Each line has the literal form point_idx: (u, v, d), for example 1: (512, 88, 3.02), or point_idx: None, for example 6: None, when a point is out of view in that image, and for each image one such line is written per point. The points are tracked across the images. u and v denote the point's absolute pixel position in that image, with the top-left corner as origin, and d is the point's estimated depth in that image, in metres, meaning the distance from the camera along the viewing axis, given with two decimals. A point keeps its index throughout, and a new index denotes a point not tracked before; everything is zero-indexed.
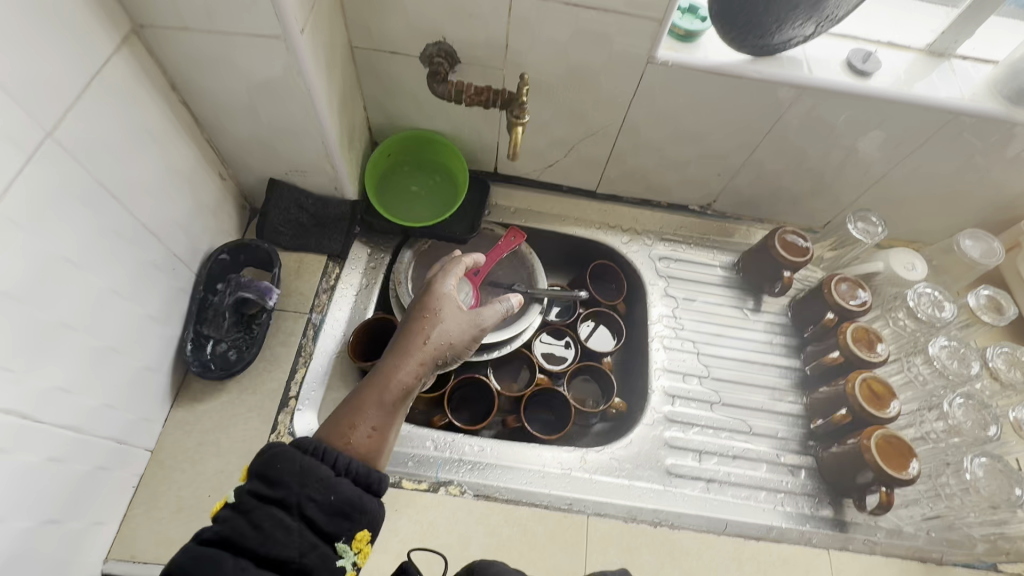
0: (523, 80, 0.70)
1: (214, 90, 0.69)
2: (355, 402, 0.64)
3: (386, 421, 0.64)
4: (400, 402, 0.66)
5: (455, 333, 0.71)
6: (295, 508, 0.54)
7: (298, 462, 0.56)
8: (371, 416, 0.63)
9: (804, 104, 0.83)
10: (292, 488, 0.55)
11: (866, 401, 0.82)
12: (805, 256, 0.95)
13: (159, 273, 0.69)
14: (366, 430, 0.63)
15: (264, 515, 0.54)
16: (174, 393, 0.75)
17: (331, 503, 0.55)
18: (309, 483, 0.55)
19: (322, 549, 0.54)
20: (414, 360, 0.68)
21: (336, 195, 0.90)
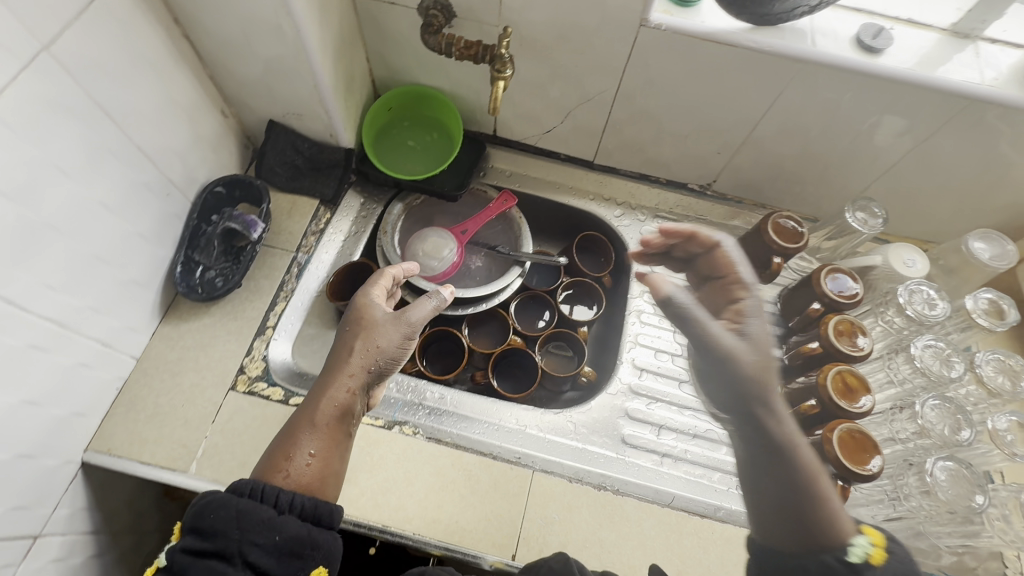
0: (505, 31, 0.74)
1: (212, 26, 0.73)
2: (287, 435, 0.66)
3: (324, 445, 0.66)
4: (336, 421, 0.68)
5: (387, 342, 0.73)
6: (238, 557, 0.55)
7: (233, 507, 0.57)
8: (308, 444, 0.66)
9: (807, 80, 0.79)
10: (232, 535, 0.55)
11: (839, 397, 0.79)
12: (798, 243, 0.92)
13: (151, 195, 0.74)
14: (306, 459, 0.65)
15: (203, 570, 0.54)
16: (164, 311, 0.81)
17: (275, 543, 0.56)
18: (249, 527, 0.56)
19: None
20: (347, 378, 0.70)
21: (331, 142, 0.93)
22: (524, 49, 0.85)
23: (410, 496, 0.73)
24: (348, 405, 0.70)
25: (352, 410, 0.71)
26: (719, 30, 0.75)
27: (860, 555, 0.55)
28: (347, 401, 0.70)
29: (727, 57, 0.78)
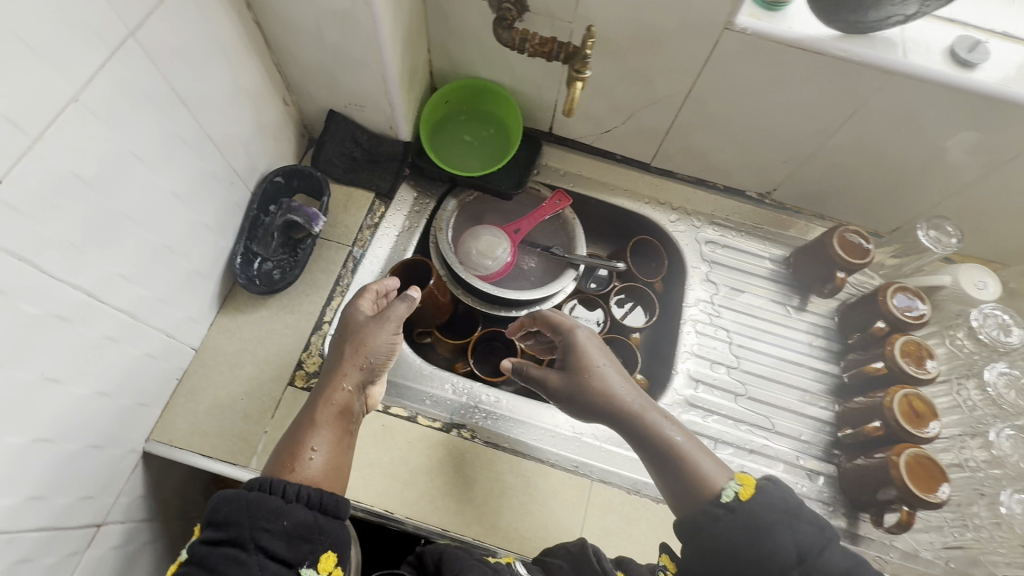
0: (589, 32, 0.68)
1: (285, 13, 0.70)
2: (289, 440, 0.65)
3: (327, 441, 0.65)
4: (337, 418, 0.67)
5: (375, 337, 0.72)
6: (250, 543, 0.54)
7: (241, 498, 0.56)
8: (311, 440, 0.64)
9: (892, 93, 0.77)
10: (243, 523, 0.54)
11: (907, 422, 0.77)
12: (864, 258, 0.89)
13: (218, 184, 0.73)
14: (310, 456, 0.63)
15: (217, 558, 0.53)
16: (222, 301, 0.81)
17: (285, 529, 0.55)
18: (257, 515, 0.55)
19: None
20: (342, 378, 0.70)
21: (390, 134, 0.91)
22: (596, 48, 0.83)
23: (468, 501, 0.73)
24: (347, 403, 0.69)
25: (350, 408, 0.69)
26: (809, 36, 0.72)
27: (729, 496, 0.61)
28: (345, 399, 0.69)
29: (811, 65, 0.75)
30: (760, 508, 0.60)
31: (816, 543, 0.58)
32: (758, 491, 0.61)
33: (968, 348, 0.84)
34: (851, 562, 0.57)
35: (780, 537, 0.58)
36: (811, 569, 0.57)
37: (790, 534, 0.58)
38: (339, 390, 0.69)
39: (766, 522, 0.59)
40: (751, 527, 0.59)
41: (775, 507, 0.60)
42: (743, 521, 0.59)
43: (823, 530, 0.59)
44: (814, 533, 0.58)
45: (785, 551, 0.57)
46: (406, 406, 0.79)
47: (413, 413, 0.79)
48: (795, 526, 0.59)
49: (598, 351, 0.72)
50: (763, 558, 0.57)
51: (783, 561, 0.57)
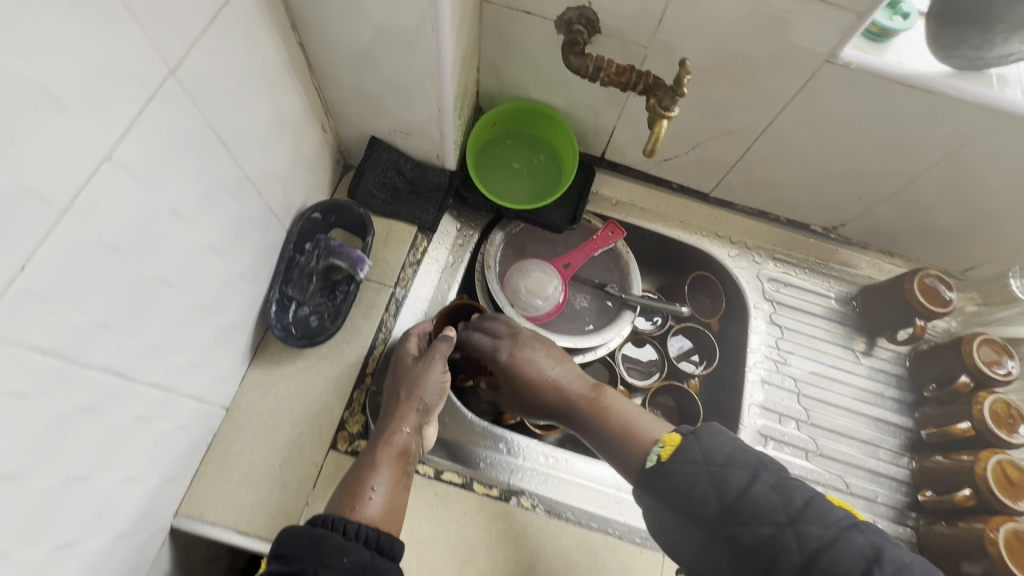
0: (683, 68, 0.59)
1: (334, 35, 0.62)
2: (350, 482, 0.63)
3: (389, 481, 0.63)
4: (396, 458, 0.65)
5: (426, 376, 0.72)
6: None
7: (307, 533, 0.55)
8: (370, 479, 0.62)
9: (1002, 136, 0.70)
10: (304, 560, 0.54)
11: (1004, 493, 0.70)
12: (945, 307, 0.82)
13: (254, 228, 0.65)
14: (370, 495, 0.61)
15: None
16: (254, 353, 0.73)
17: (345, 565, 0.54)
18: (321, 551, 0.54)
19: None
20: (399, 419, 0.68)
21: (435, 163, 0.83)
22: (671, 75, 0.75)
23: None
24: (404, 444, 0.67)
25: (409, 449, 0.67)
26: (920, 73, 0.65)
27: (652, 459, 0.62)
28: (403, 440, 0.67)
29: (916, 104, 0.68)
30: (678, 465, 0.60)
31: (736, 484, 0.57)
32: (680, 446, 0.61)
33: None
34: (777, 497, 0.55)
35: (699, 486, 0.58)
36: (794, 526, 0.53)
37: (708, 481, 0.58)
38: (397, 432, 0.67)
39: (685, 479, 0.59)
40: (678, 485, 0.59)
41: (693, 461, 0.60)
42: (670, 484, 0.60)
43: (750, 469, 0.58)
44: (737, 474, 0.57)
45: (716, 491, 0.57)
46: (459, 470, 0.72)
47: (467, 479, 0.72)
48: (714, 473, 0.58)
49: (542, 355, 0.77)
50: (693, 501, 0.58)
51: (728, 505, 0.56)
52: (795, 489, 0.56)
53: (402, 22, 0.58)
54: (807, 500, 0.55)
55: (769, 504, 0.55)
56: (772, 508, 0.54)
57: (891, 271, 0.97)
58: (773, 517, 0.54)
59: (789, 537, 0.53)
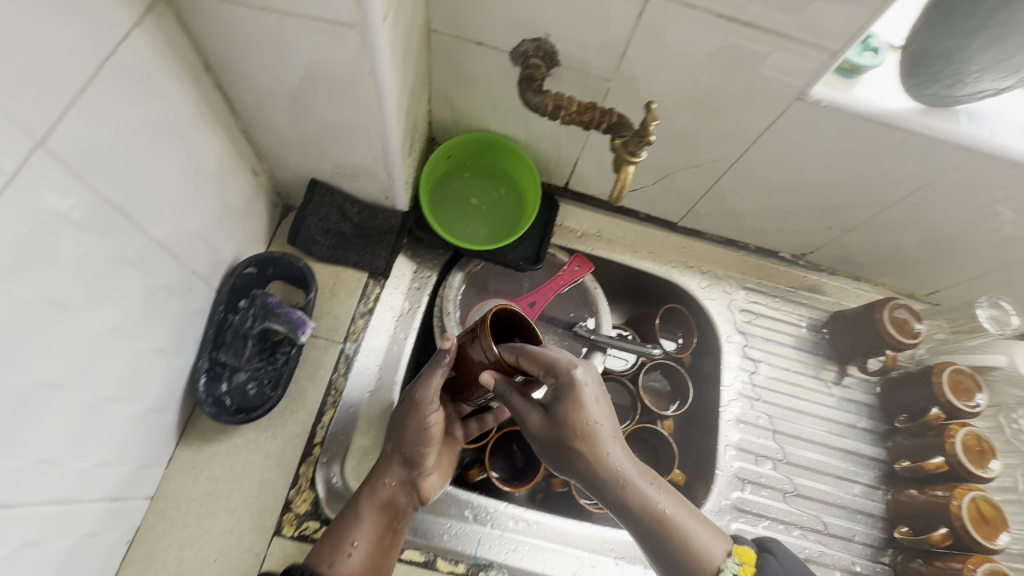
0: (652, 114, 0.54)
1: (257, 76, 0.54)
2: (339, 522, 0.62)
3: (365, 536, 0.61)
4: (378, 511, 0.63)
5: (416, 419, 0.64)
6: None
7: None
8: (351, 534, 0.60)
9: (968, 172, 0.68)
10: None
11: (977, 530, 0.70)
12: (914, 338, 0.81)
13: (170, 297, 0.57)
14: (350, 553, 0.60)
15: None
16: (182, 429, 0.64)
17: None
18: None
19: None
20: (386, 469, 0.65)
21: (384, 204, 0.76)
22: (635, 109, 0.70)
23: None
24: (388, 497, 0.64)
25: (393, 501, 0.64)
26: (891, 110, 0.62)
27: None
28: (388, 492, 0.64)
29: (886, 141, 0.65)
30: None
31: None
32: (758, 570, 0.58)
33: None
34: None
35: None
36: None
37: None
38: (381, 485, 0.64)
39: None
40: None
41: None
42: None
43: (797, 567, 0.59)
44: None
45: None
46: (420, 546, 0.67)
47: (429, 556, 0.67)
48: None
49: (596, 403, 0.59)
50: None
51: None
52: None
53: (333, 64, 0.51)
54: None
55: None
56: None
57: (858, 296, 0.96)
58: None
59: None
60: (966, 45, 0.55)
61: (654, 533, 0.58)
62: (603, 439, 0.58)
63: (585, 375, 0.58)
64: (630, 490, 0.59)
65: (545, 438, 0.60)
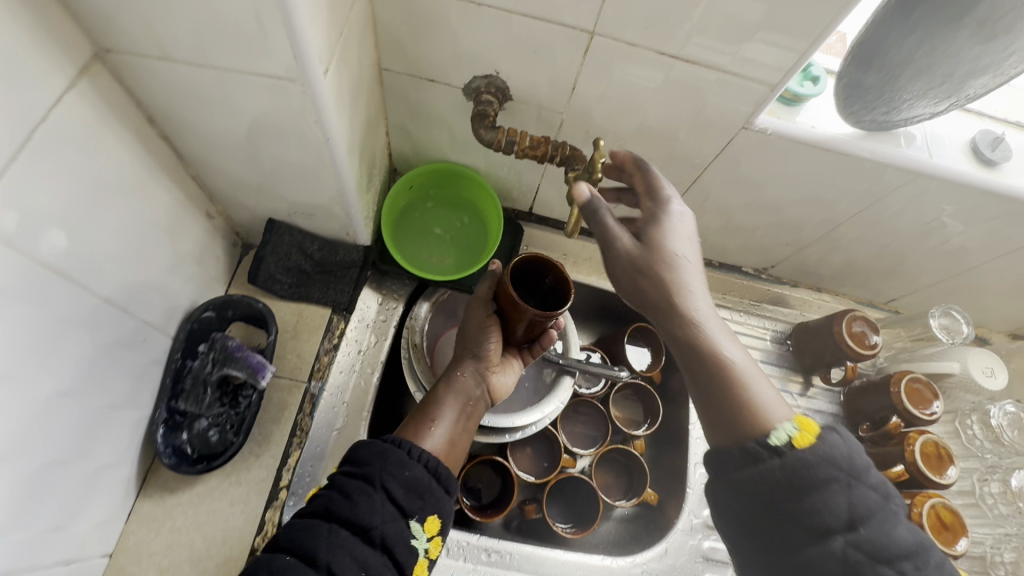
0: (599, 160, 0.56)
1: (203, 127, 0.54)
2: (418, 415, 0.65)
3: (453, 427, 0.65)
4: (458, 403, 0.66)
5: (480, 334, 0.68)
6: (379, 482, 0.53)
7: (378, 442, 0.56)
8: (433, 414, 0.64)
9: (911, 191, 0.71)
10: (375, 465, 0.54)
11: (937, 537, 0.72)
12: (871, 349, 0.83)
13: (123, 351, 0.56)
14: (433, 429, 0.63)
15: (352, 487, 0.52)
16: (141, 480, 0.63)
17: (406, 480, 0.54)
18: (390, 462, 0.54)
19: (396, 526, 0.52)
20: (458, 364, 0.69)
21: (346, 239, 0.76)
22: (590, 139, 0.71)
23: None
24: (464, 391, 0.68)
25: (470, 395, 0.68)
26: (834, 136, 0.65)
27: (780, 439, 0.46)
28: (464, 387, 0.68)
29: (831, 164, 0.68)
30: (816, 459, 0.44)
31: (875, 511, 0.43)
32: (820, 440, 0.45)
33: (980, 441, 0.82)
34: (914, 546, 0.42)
35: (833, 496, 0.43)
36: (862, 542, 0.42)
37: (846, 494, 0.43)
38: (456, 377, 0.69)
39: (818, 475, 0.44)
40: (805, 478, 0.44)
41: (837, 461, 0.44)
42: (792, 470, 0.45)
43: (885, 500, 0.44)
44: (876, 500, 0.43)
45: (835, 513, 0.43)
46: None
47: None
48: (854, 487, 0.44)
49: (684, 244, 0.53)
50: (801, 522, 0.43)
51: (827, 523, 0.43)
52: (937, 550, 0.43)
53: (279, 113, 0.51)
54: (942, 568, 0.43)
55: (905, 549, 0.42)
56: (906, 555, 0.42)
57: (821, 307, 0.98)
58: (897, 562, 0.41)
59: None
60: (896, 76, 0.57)
61: (725, 394, 0.50)
62: (685, 291, 0.52)
63: (667, 207, 0.55)
64: (701, 348, 0.51)
65: (630, 264, 0.53)
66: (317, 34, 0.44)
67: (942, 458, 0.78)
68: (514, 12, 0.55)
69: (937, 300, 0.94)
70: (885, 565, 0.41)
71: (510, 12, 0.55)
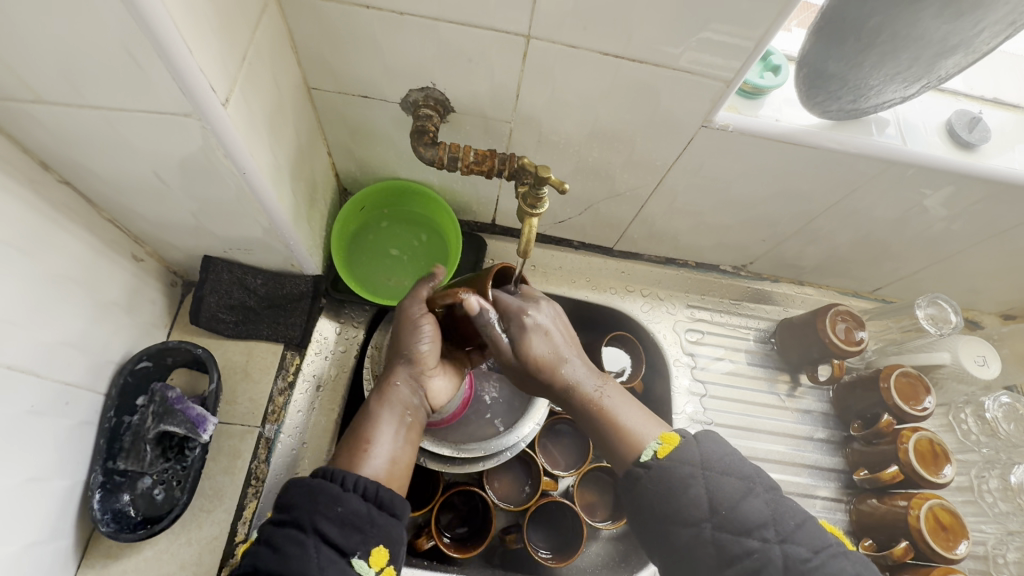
0: (549, 177, 0.55)
1: (106, 169, 0.50)
2: (355, 434, 0.57)
3: (399, 447, 0.57)
4: (394, 416, 0.58)
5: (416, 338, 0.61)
6: (307, 525, 0.47)
7: (306, 482, 0.49)
8: (369, 434, 0.56)
9: (888, 180, 0.66)
10: (304, 507, 0.48)
11: (936, 540, 0.68)
12: (857, 346, 0.78)
13: (41, 419, 0.52)
14: (369, 452, 0.55)
15: (281, 536, 0.46)
16: (83, 549, 0.59)
17: (341, 516, 0.48)
18: (317, 499, 0.48)
19: (336, 568, 0.46)
20: (391, 371, 0.61)
21: (293, 271, 0.71)
22: (542, 148, 0.67)
23: None
24: (401, 400, 0.59)
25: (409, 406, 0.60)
26: (800, 129, 0.61)
27: (648, 456, 0.54)
28: (401, 397, 0.60)
29: (799, 157, 0.63)
30: (676, 465, 0.52)
31: (731, 494, 0.51)
32: (680, 449, 0.53)
33: (975, 435, 0.79)
34: (768, 515, 0.50)
35: (693, 491, 0.51)
36: (724, 523, 0.50)
37: (703, 486, 0.51)
38: (390, 388, 0.60)
39: (677, 475, 0.52)
40: (667, 484, 0.52)
41: (688, 460, 0.52)
42: (659, 479, 0.52)
43: (744, 483, 0.52)
44: (729, 483, 0.51)
45: (697, 505, 0.50)
46: None
47: None
48: (710, 479, 0.51)
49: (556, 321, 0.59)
50: (677, 520, 0.51)
51: (695, 515, 0.50)
52: (791, 510, 0.51)
53: (180, 150, 0.47)
54: (799, 522, 0.50)
55: (759, 518, 0.49)
56: (759, 524, 0.49)
57: (805, 301, 0.94)
58: (753, 534, 0.49)
59: (776, 556, 0.48)
60: (858, 64, 0.53)
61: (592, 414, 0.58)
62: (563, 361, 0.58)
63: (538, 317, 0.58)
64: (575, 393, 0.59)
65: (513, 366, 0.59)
66: (204, 64, 0.40)
67: (938, 456, 0.74)
68: (439, 20, 0.51)
69: (923, 286, 0.90)
70: (746, 536, 0.49)
71: (435, 20, 0.51)
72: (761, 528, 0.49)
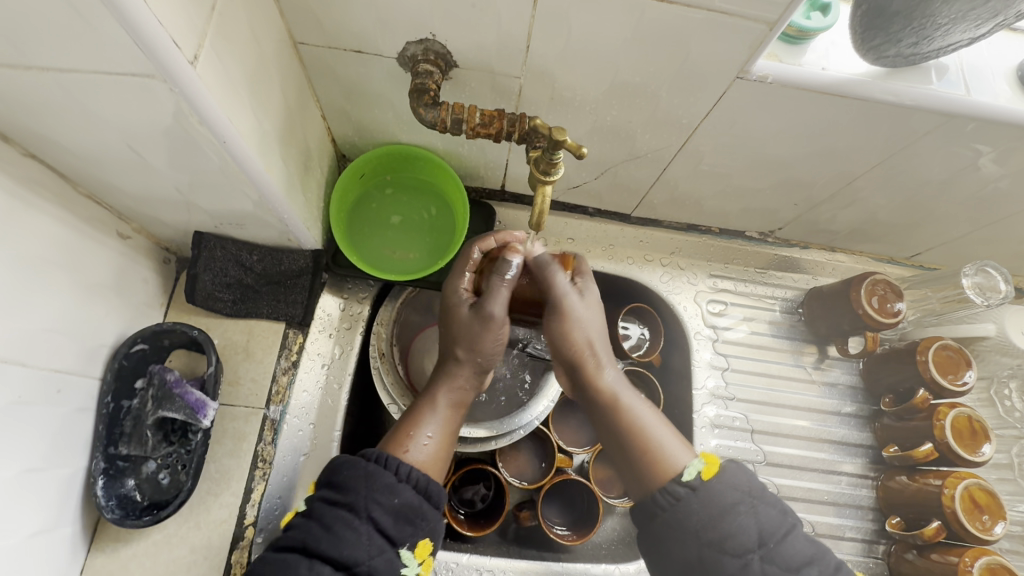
0: (571, 145, 0.50)
1: (72, 139, 0.45)
2: (409, 418, 0.54)
3: (446, 435, 0.54)
4: (452, 409, 0.56)
5: (484, 334, 0.55)
6: (362, 512, 0.45)
7: (361, 465, 0.47)
8: (422, 422, 0.54)
9: (945, 137, 0.59)
10: (358, 492, 0.46)
11: (971, 523, 0.65)
12: (893, 317, 0.73)
13: (32, 406, 0.49)
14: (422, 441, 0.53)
15: (332, 517, 0.45)
16: (92, 532, 0.58)
17: (395, 508, 0.46)
18: (375, 487, 0.46)
19: (385, 558, 0.44)
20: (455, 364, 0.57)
21: (290, 246, 0.67)
22: (556, 106, 0.60)
23: None
24: (458, 395, 0.57)
25: (466, 402, 0.57)
26: (849, 78, 0.53)
27: (692, 476, 0.50)
28: (458, 390, 0.57)
29: (845, 112, 0.57)
30: (724, 489, 0.49)
31: (778, 528, 0.48)
32: (724, 470, 0.51)
33: (1019, 412, 0.77)
34: (813, 552, 0.48)
35: (743, 519, 0.48)
36: (772, 555, 0.47)
37: (752, 514, 0.48)
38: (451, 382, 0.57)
39: (728, 501, 0.49)
40: (716, 508, 0.48)
41: (737, 488, 0.50)
42: (707, 503, 0.49)
43: (787, 516, 0.50)
44: (775, 515, 0.49)
45: (746, 534, 0.47)
46: None
47: None
48: (756, 507, 0.49)
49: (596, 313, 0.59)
50: (724, 549, 0.47)
51: (743, 544, 0.47)
52: (829, 550, 0.49)
53: (150, 119, 0.42)
54: (835, 564, 0.48)
55: (804, 556, 0.47)
56: (807, 560, 0.47)
57: (835, 269, 0.89)
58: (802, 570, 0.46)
59: None
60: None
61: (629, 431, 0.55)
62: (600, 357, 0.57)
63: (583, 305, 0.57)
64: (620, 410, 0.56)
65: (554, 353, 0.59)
66: (163, 14, 0.34)
67: (977, 433, 0.69)
68: None
69: (967, 252, 0.84)
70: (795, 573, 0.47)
71: None
72: (807, 566, 0.47)
